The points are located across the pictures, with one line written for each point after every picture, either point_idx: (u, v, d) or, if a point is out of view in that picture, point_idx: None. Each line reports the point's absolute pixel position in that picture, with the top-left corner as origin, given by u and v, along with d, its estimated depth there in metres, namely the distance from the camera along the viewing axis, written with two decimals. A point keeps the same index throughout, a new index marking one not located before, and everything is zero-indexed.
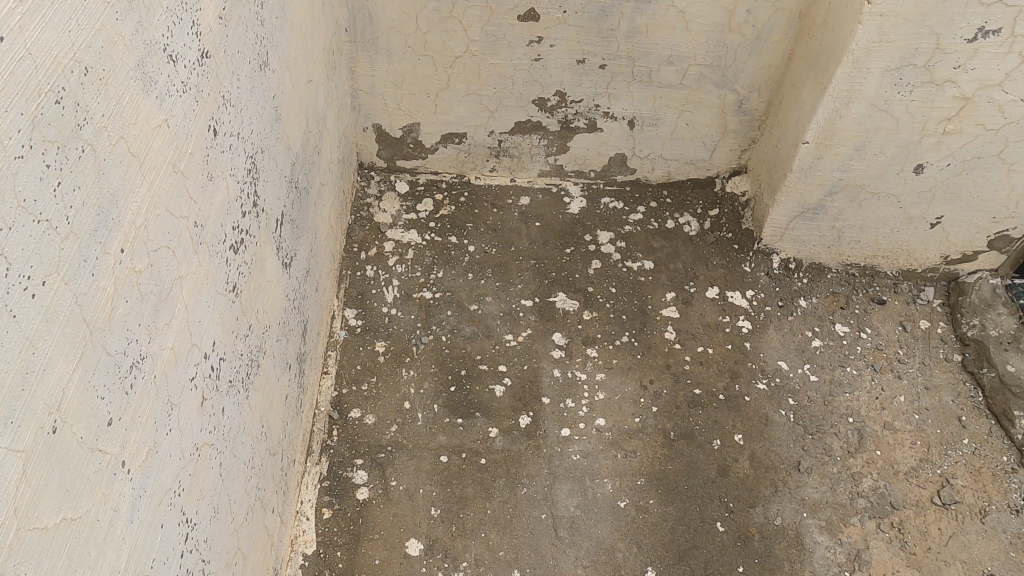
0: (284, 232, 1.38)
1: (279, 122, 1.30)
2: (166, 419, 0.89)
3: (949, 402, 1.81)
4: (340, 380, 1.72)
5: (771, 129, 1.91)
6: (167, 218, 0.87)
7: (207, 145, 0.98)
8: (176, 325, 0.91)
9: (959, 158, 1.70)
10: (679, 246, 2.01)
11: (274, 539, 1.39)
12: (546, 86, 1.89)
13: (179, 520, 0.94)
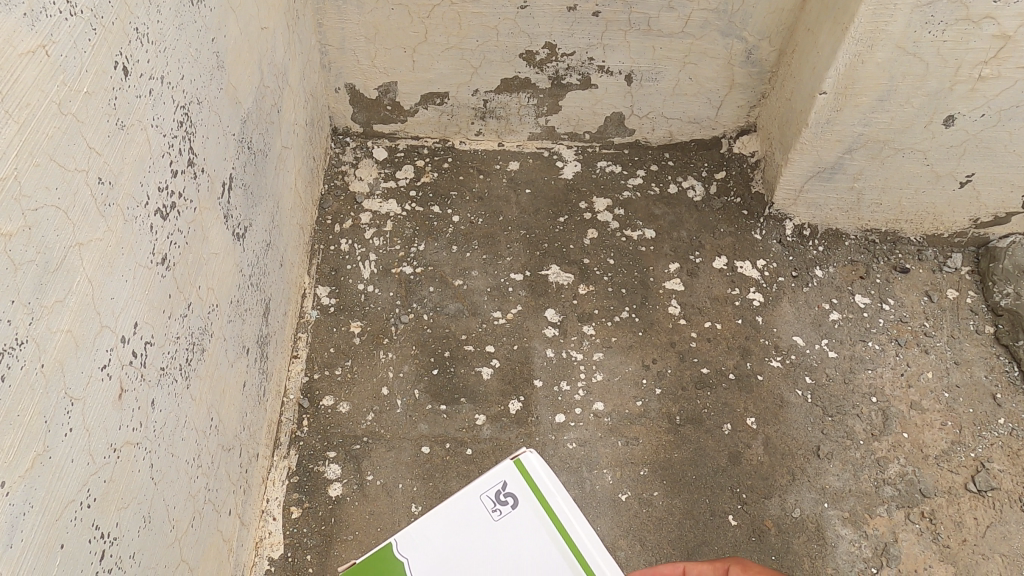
0: (235, 197, 1.21)
1: (222, 71, 1.13)
2: (63, 417, 0.73)
3: (982, 379, 1.65)
4: (311, 365, 1.57)
5: (783, 81, 1.73)
6: (54, 169, 0.70)
7: (115, 85, 0.81)
8: (74, 302, 0.75)
9: (995, 107, 1.52)
10: (682, 213, 1.84)
11: (232, 545, 1.24)
12: (534, 37, 1.71)
13: (91, 537, 0.79)
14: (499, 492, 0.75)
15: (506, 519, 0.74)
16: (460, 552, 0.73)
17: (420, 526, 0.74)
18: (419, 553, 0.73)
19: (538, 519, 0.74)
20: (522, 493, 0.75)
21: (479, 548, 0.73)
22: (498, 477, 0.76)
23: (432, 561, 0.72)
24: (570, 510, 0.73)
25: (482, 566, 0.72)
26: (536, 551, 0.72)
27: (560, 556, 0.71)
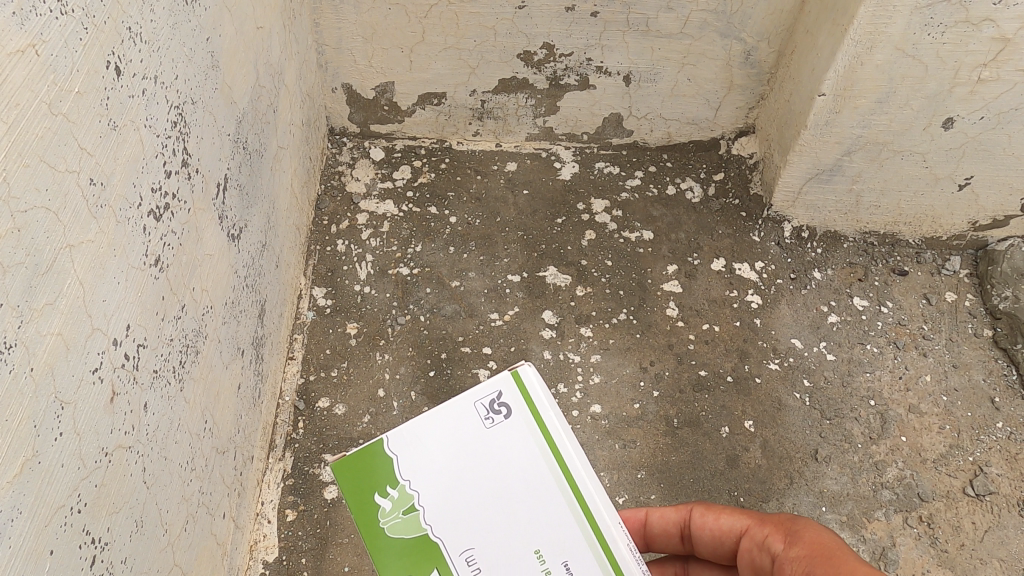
0: (229, 198, 1.20)
1: (217, 70, 1.12)
2: (53, 421, 0.72)
3: (980, 382, 1.65)
4: (307, 366, 1.56)
5: (782, 83, 1.73)
6: (44, 170, 0.70)
7: (107, 85, 0.80)
8: (64, 304, 0.74)
9: (994, 110, 1.51)
10: (681, 214, 1.84)
11: (227, 548, 1.23)
12: (532, 37, 1.70)
13: (81, 542, 0.78)
14: (493, 401, 0.76)
15: (498, 428, 0.75)
16: (448, 455, 0.75)
17: (412, 427, 0.75)
18: (408, 454, 0.74)
19: (528, 430, 0.75)
20: (515, 404, 0.76)
21: (469, 454, 0.75)
22: (494, 387, 0.76)
23: (421, 463, 0.74)
24: (559, 424, 0.75)
25: (471, 471, 0.74)
26: (524, 460, 0.75)
27: (544, 465, 0.74)
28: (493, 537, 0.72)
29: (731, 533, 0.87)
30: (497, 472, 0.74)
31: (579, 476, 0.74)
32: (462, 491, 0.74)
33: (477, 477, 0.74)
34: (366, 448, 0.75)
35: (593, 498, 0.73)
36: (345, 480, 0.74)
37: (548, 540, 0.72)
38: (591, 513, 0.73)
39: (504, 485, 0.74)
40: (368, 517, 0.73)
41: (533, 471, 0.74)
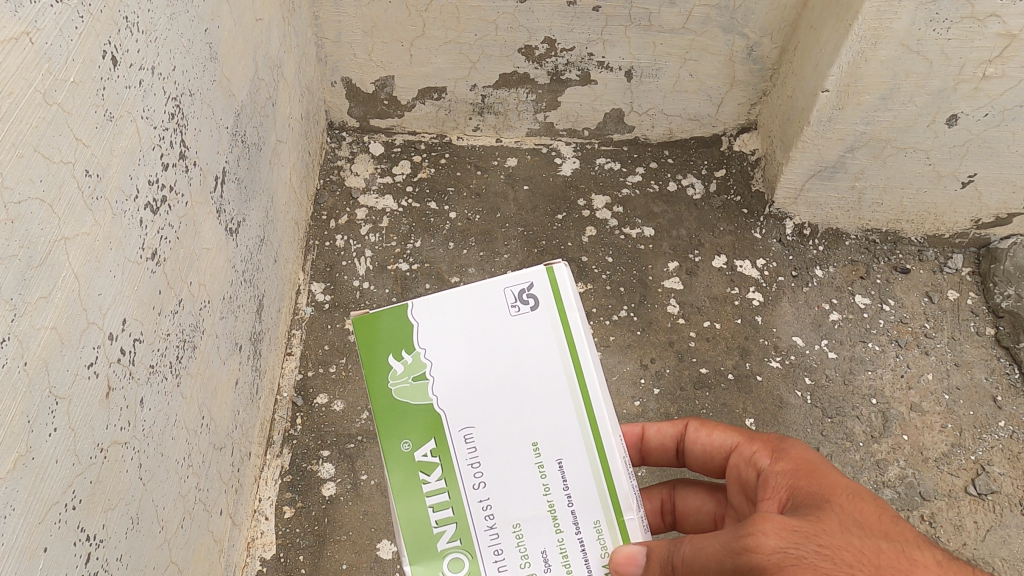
0: (228, 191, 1.18)
1: (215, 62, 1.11)
2: (48, 416, 0.71)
3: (983, 381, 1.64)
4: (305, 362, 1.55)
5: (784, 79, 1.72)
6: (38, 161, 0.69)
7: (103, 75, 0.79)
8: (60, 298, 0.73)
9: (999, 107, 1.50)
10: (682, 211, 1.82)
11: (224, 545, 1.22)
12: (533, 32, 1.69)
13: (76, 539, 0.77)
14: (524, 291, 0.80)
15: (524, 318, 0.79)
16: (468, 335, 0.79)
17: (442, 299, 0.80)
18: (432, 322, 0.79)
19: (550, 324, 0.79)
20: (545, 300, 0.80)
21: (489, 338, 0.79)
22: (527, 277, 0.80)
23: (442, 334, 0.79)
24: (582, 326, 0.79)
25: (488, 351, 0.79)
26: (541, 354, 0.79)
27: (558, 361, 0.79)
28: (493, 419, 0.78)
29: (719, 450, 0.90)
30: (512, 358, 0.79)
31: (589, 377, 0.78)
32: (472, 370, 0.79)
33: (491, 360, 0.79)
34: (394, 309, 0.80)
35: (598, 399, 0.78)
36: (367, 331, 0.80)
37: (546, 431, 0.78)
38: (592, 412, 0.78)
39: (515, 371, 0.79)
40: (382, 372, 0.79)
41: (545, 364, 0.79)
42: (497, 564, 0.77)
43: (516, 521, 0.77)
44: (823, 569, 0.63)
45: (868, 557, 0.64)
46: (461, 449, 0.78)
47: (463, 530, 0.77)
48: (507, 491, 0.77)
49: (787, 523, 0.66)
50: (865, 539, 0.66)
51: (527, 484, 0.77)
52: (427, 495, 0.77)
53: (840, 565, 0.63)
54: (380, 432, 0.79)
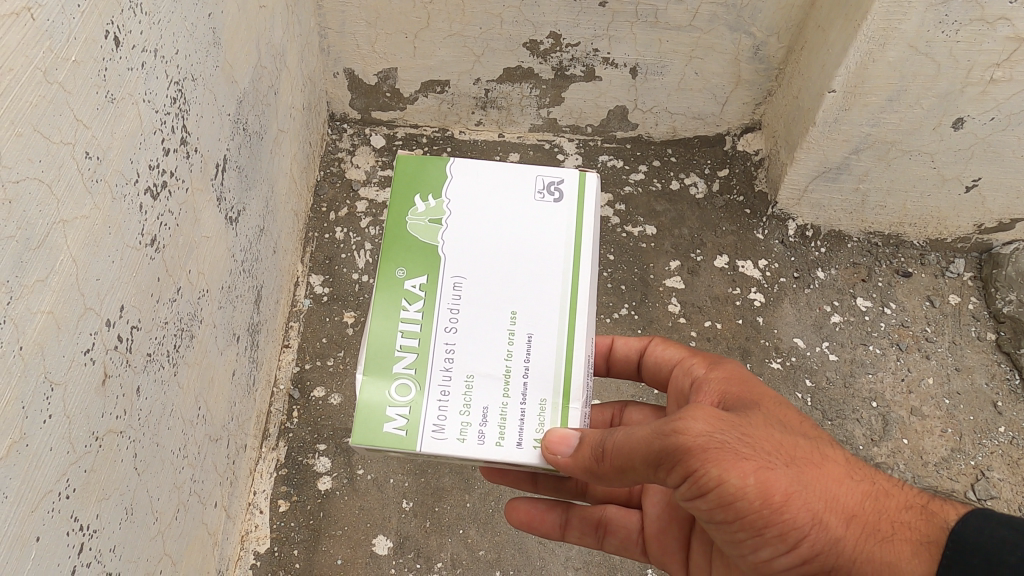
0: (228, 179, 1.17)
1: (218, 47, 1.09)
2: (42, 403, 0.69)
3: (983, 386, 1.63)
4: (302, 354, 1.53)
5: (790, 79, 1.71)
6: (38, 141, 0.67)
7: (105, 56, 0.77)
8: (57, 281, 0.71)
9: (1005, 111, 1.49)
10: (684, 210, 1.81)
11: (218, 538, 1.21)
12: (538, 26, 1.67)
13: (69, 529, 0.75)
14: (555, 184, 0.91)
15: (545, 204, 0.90)
16: (493, 201, 0.90)
17: (486, 166, 0.92)
18: (467, 180, 0.91)
19: (565, 216, 0.89)
20: (570, 195, 0.90)
21: (509, 210, 0.90)
22: (562, 173, 0.91)
23: (470, 193, 0.90)
24: (592, 227, 0.89)
25: (501, 219, 0.89)
26: (547, 238, 0.88)
27: (560, 249, 0.88)
28: (483, 277, 0.86)
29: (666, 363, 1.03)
30: (519, 234, 0.88)
31: (582, 270, 0.87)
32: (480, 231, 0.88)
33: (503, 230, 0.89)
34: (441, 160, 0.91)
35: (582, 291, 0.86)
36: (409, 169, 0.91)
37: (527, 304, 0.85)
38: (573, 301, 0.86)
39: (517, 244, 0.88)
40: (406, 205, 0.89)
41: (547, 247, 0.88)
42: (438, 404, 0.81)
43: (471, 373, 0.83)
44: (744, 453, 0.72)
45: (786, 448, 0.75)
46: (447, 293, 0.85)
47: (421, 363, 0.83)
48: (475, 343, 0.84)
49: (716, 416, 0.75)
50: (784, 436, 0.76)
51: (494, 344, 0.84)
52: (402, 320, 0.84)
53: (759, 452, 0.73)
54: (383, 252, 0.87)
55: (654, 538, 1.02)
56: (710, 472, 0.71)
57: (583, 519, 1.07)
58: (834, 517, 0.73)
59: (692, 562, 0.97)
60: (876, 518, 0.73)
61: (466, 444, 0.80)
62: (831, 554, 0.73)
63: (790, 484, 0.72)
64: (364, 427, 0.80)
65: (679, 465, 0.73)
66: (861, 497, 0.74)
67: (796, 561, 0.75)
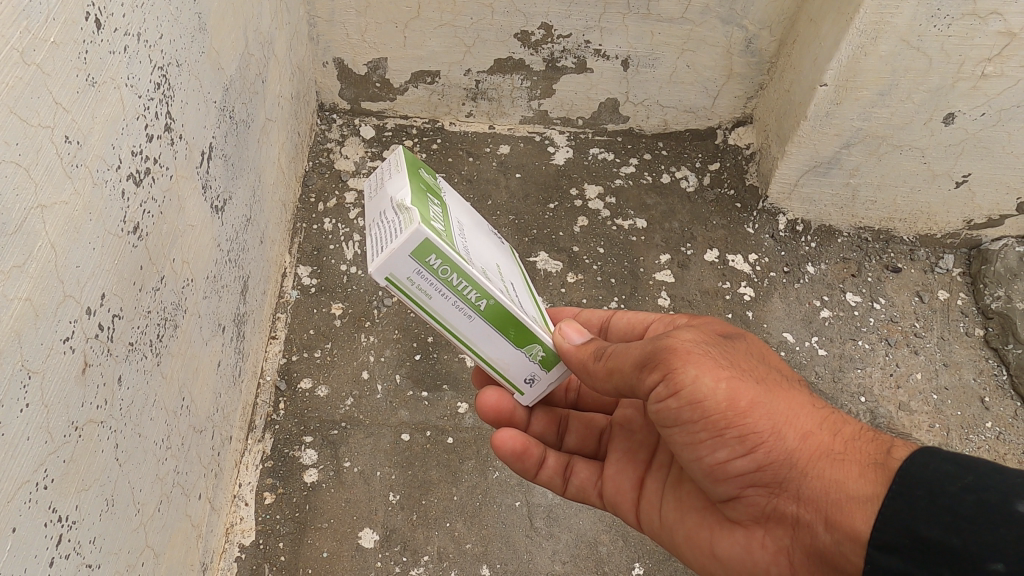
0: (214, 167, 1.15)
1: (204, 33, 1.07)
2: (19, 392, 0.68)
3: (971, 381, 1.64)
4: (289, 346, 1.52)
5: (782, 73, 1.70)
6: (15, 123, 0.66)
7: (85, 38, 0.76)
8: (34, 269, 0.70)
9: (996, 107, 1.49)
10: (675, 204, 1.81)
11: (202, 530, 1.19)
12: (530, 17, 1.66)
13: (47, 520, 0.74)
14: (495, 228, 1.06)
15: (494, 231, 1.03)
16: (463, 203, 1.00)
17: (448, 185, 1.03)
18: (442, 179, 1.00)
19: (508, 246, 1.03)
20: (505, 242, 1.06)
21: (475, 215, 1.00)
22: None
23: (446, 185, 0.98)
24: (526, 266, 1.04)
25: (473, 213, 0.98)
26: (505, 248, 1.00)
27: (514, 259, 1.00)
28: (476, 232, 0.93)
29: (640, 323, 1.05)
30: (488, 232, 0.98)
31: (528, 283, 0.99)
32: (463, 208, 0.96)
33: (478, 221, 0.98)
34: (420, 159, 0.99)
35: (534, 291, 0.98)
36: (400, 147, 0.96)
37: (507, 268, 0.94)
38: (530, 293, 0.97)
39: (489, 235, 0.98)
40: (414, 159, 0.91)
41: (506, 251, 0.99)
42: (472, 257, 0.82)
43: (488, 266, 0.85)
44: (722, 364, 0.76)
45: (759, 372, 0.79)
46: (457, 218, 0.89)
47: (453, 231, 0.83)
48: (480, 251, 0.88)
49: (698, 336, 0.79)
50: (757, 364, 0.81)
51: (497, 265, 0.89)
52: (433, 201, 0.85)
53: (735, 366, 0.77)
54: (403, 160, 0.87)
55: (610, 477, 1.00)
56: (689, 372, 0.74)
57: (557, 457, 1.04)
58: (792, 431, 0.75)
59: (643, 499, 0.96)
60: (832, 438, 0.75)
61: (501, 292, 0.81)
62: (783, 465, 0.75)
63: (757, 395, 0.76)
64: (428, 224, 0.76)
65: (659, 366, 0.76)
66: (820, 421, 0.77)
67: (752, 471, 0.76)
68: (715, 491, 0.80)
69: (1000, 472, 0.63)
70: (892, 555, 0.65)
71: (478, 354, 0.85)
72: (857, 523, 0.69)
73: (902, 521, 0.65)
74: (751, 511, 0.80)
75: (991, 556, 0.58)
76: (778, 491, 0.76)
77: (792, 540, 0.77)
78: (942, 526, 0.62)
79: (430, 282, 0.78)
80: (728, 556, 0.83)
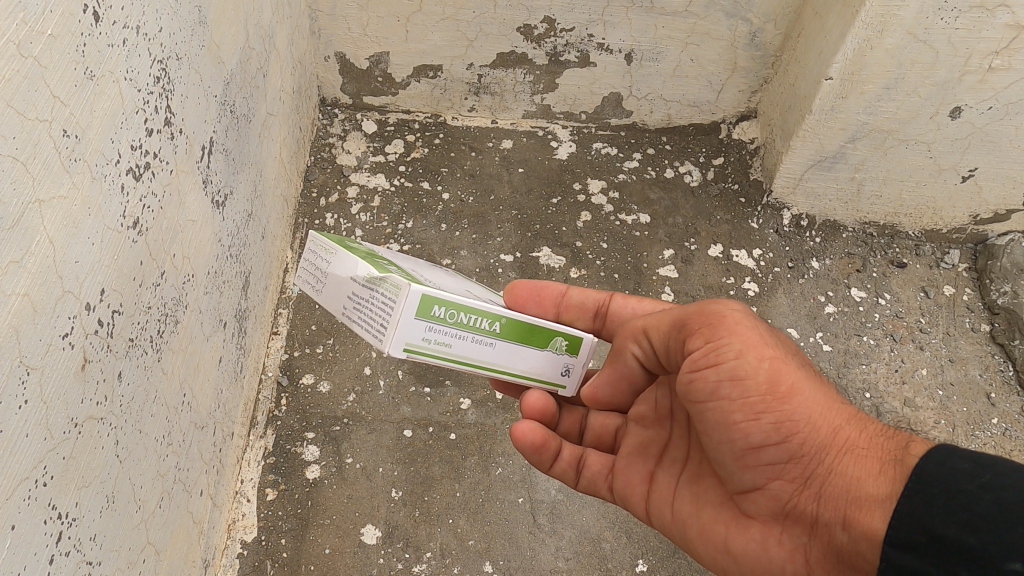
0: (215, 162, 1.14)
1: (204, 26, 1.06)
2: (17, 388, 0.67)
3: (976, 377, 1.63)
4: (291, 342, 1.51)
5: (787, 67, 1.69)
6: (11, 116, 0.65)
7: (83, 30, 0.75)
8: (32, 263, 0.69)
9: (1003, 100, 1.47)
10: (679, 199, 1.80)
11: (203, 526, 1.19)
12: (533, 10, 1.65)
13: (46, 518, 0.73)
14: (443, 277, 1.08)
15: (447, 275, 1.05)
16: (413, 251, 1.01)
17: None
18: None
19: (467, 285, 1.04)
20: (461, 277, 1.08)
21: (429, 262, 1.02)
22: None
23: None
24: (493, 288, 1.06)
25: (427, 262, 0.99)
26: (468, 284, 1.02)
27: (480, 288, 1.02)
28: (435, 272, 0.94)
29: (652, 314, 1.01)
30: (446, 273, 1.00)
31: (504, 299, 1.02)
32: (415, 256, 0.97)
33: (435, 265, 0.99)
34: None
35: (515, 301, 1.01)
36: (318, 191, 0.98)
37: (484, 293, 0.95)
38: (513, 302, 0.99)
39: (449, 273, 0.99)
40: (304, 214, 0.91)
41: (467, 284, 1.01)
42: (455, 291, 0.83)
43: (472, 296, 0.87)
44: (769, 345, 0.78)
45: (798, 361, 0.80)
46: (414, 265, 0.90)
47: (421, 277, 0.84)
48: (452, 286, 0.90)
49: (749, 317, 0.82)
50: (799, 354, 0.82)
51: (473, 292, 0.91)
52: (385, 258, 0.86)
53: (779, 350, 0.78)
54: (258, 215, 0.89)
55: (623, 470, 0.99)
56: (737, 346, 0.76)
57: (572, 450, 1.02)
58: (824, 420, 0.75)
59: (654, 492, 0.94)
60: (860, 434, 0.74)
61: (500, 308, 0.83)
62: (813, 451, 0.74)
63: (798, 380, 0.76)
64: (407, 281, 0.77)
65: (708, 336, 0.78)
66: (849, 416, 0.76)
67: (782, 460, 0.75)
68: (739, 475, 0.79)
69: (1018, 470, 0.61)
70: (910, 552, 0.63)
71: (511, 373, 0.86)
72: (874, 522, 0.68)
73: (918, 519, 0.63)
74: (772, 506, 0.78)
75: (1009, 556, 0.57)
76: (803, 481, 0.75)
77: (808, 538, 0.76)
78: (959, 524, 0.61)
79: (444, 331, 0.79)
80: (743, 552, 0.81)
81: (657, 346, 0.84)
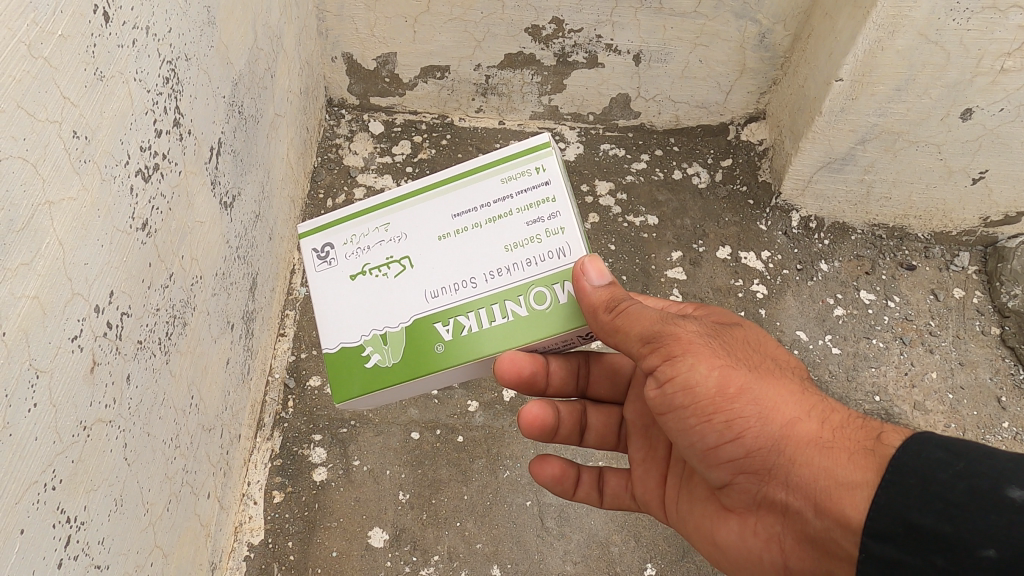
0: (223, 163, 1.14)
1: (213, 27, 1.06)
2: (27, 391, 0.67)
3: (987, 380, 1.61)
4: (298, 343, 1.50)
5: (796, 68, 1.68)
6: (21, 118, 0.64)
7: (93, 31, 0.75)
8: (43, 266, 0.69)
9: (1014, 103, 1.46)
10: (686, 200, 1.79)
11: (211, 528, 1.18)
12: (541, 11, 1.64)
13: (55, 521, 0.73)
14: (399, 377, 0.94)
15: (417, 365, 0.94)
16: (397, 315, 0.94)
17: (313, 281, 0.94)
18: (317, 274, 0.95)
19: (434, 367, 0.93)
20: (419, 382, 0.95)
21: None
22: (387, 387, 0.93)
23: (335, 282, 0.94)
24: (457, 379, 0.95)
25: None
26: None
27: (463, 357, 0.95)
28: None
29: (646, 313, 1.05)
30: None
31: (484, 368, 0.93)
32: None
33: None
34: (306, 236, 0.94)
35: None
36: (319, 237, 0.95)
37: None
38: None
39: None
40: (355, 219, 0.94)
41: None
42: None
43: None
44: (717, 355, 0.78)
45: (752, 361, 0.81)
46: None
47: None
48: None
49: (697, 327, 0.81)
50: (752, 354, 0.82)
51: None
52: None
53: (728, 356, 0.79)
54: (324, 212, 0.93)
55: (637, 479, 1.00)
56: (685, 362, 0.77)
57: (591, 471, 1.05)
58: (780, 418, 0.77)
59: (667, 498, 0.96)
60: (820, 427, 0.76)
61: None
62: (771, 452, 0.76)
63: (749, 382, 0.77)
64: None
65: (658, 352, 0.79)
66: (809, 409, 0.78)
67: (741, 456, 0.78)
68: (708, 472, 0.83)
69: (988, 454, 0.64)
70: (886, 543, 0.66)
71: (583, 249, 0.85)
72: (846, 510, 0.70)
73: (897, 510, 0.66)
74: (744, 497, 0.82)
75: (982, 544, 0.60)
76: (767, 477, 0.78)
77: (782, 526, 0.80)
78: (936, 513, 0.63)
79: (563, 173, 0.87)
80: (727, 544, 0.86)
81: (622, 330, 0.79)
